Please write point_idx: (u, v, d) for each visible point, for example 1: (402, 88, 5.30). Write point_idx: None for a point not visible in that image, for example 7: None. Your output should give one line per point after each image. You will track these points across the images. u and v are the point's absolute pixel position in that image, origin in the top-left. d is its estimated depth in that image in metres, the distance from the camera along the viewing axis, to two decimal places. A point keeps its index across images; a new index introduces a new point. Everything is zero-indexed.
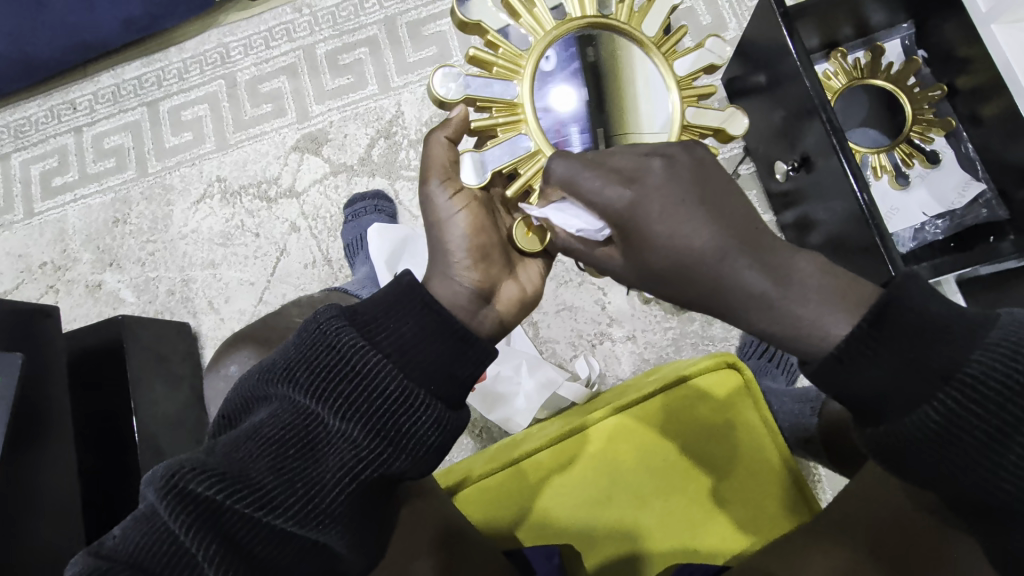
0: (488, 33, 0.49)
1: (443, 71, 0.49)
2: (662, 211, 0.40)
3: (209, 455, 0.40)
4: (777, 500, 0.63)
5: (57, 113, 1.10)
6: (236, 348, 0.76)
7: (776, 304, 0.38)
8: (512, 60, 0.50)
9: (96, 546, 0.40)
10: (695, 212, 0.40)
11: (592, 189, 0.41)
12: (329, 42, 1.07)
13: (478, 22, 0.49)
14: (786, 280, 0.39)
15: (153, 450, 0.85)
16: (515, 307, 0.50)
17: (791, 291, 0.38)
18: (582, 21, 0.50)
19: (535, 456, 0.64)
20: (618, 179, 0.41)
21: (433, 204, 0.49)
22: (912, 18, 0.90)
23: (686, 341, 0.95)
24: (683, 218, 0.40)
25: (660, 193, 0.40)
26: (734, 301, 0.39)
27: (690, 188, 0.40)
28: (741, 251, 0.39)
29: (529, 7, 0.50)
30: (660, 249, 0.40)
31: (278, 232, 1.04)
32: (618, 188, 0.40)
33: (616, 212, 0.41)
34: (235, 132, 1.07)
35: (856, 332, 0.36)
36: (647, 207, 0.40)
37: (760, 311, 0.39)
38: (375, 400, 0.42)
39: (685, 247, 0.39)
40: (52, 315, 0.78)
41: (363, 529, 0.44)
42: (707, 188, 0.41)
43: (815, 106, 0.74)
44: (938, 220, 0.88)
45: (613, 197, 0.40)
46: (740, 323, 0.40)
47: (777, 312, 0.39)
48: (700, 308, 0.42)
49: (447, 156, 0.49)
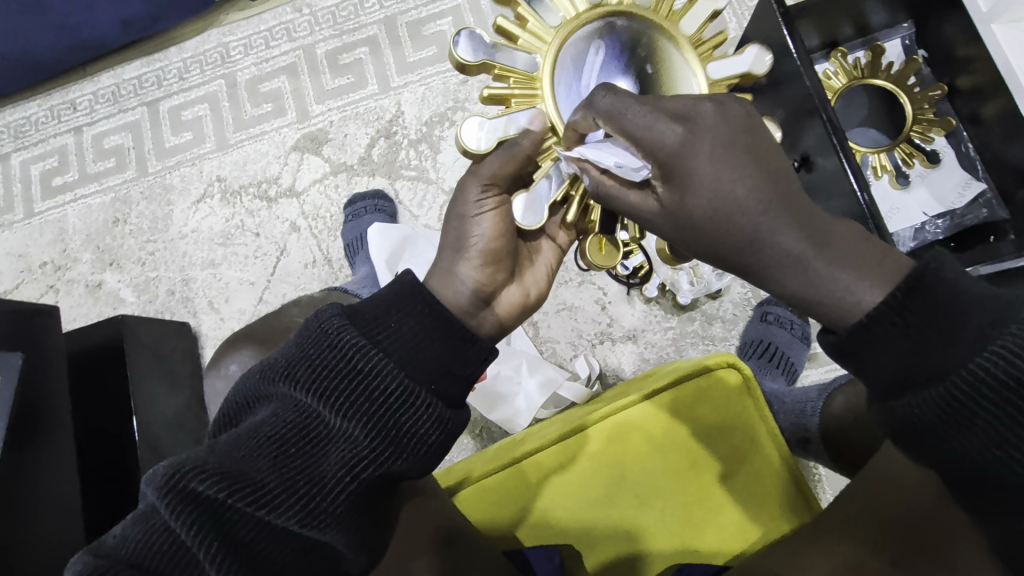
0: (494, 70, 0.48)
1: (471, 121, 0.48)
2: (713, 151, 0.37)
3: (210, 454, 0.40)
4: (777, 500, 0.63)
5: (57, 113, 1.10)
6: (236, 347, 0.76)
7: (814, 264, 0.37)
8: (526, 86, 0.48)
9: (96, 545, 0.39)
10: (742, 161, 0.37)
11: (642, 121, 0.38)
12: (329, 42, 1.07)
13: (483, 63, 0.47)
14: (826, 242, 0.37)
15: (153, 450, 0.85)
16: (515, 312, 0.51)
17: (828, 252, 0.37)
18: (579, 20, 0.48)
19: (536, 455, 0.64)
20: (668, 115, 0.38)
21: (462, 198, 0.48)
22: (912, 18, 0.90)
23: (686, 341, 0.95)
24: (732, 165, 0.37)
25: (711, 134, 0.37)
26: (766, 262, 0.38)
27: (740, 134, 0.38)
28: (782, 209, 0.37)
29: (523, 25, 0.48)
30: (705, 192, 0.38)
31: (278, 232, 1.04)
32: (669, 123, 0.38)
33: (666, 148, 0.38)
34: (235, 132, 1.07)
35: (890, 302, 0.35)
36: (698, 145, 0.37)
37: (794, 272, 0.37)
38: (377, 398, 0.42)
39: (729, 195, 0.37)
40: (52, 315, 0.78)
41: (363, 529, 0.44)
42: (756, 138, 0.38)
43: (815, 106, 0.74)
44: (938, 220, 0.88)
45: (665, 131, 0.37)
46: (770, 284, 0.38)
47: (814, 273, 0.37)
48: (730, 264, 0.39)
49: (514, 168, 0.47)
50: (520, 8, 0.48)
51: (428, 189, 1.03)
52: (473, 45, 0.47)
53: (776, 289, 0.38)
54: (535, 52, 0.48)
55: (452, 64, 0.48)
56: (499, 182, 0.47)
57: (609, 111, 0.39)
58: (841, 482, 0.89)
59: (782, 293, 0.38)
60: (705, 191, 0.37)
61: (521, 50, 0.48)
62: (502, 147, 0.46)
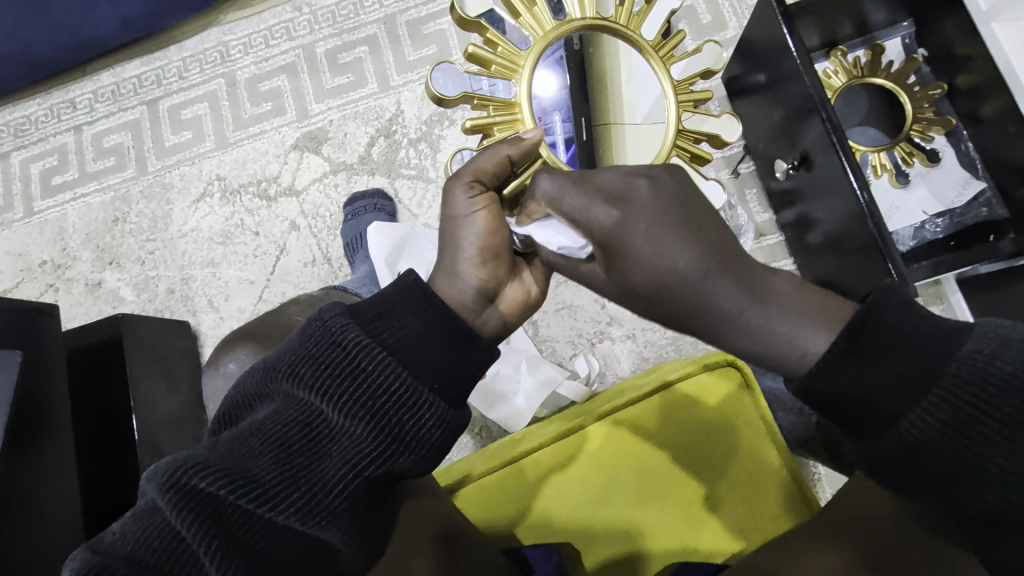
0: (473, 100, 0.51)
1: (461, 154, 0.54)
2: (648, 232, 0.41)
3: (211, 451, 0.40)
4: (775, 498, 0.63)
5: (57, 111, 1.10)
6: (236, 344, 0.76)
7: (754, 321, 0.39)
8: (506, 112, 0.51)
9: (94, 542, 0.39)
10: (678, 236, 0.41)
11: (578, 205, 0.42)
12: (328, 40, 1.07)
13: (461, 95, 0.51)
14: (765, 299, 0.40)
15: (153, 449, 0.85)
16: (519, 308, 0.50)
17: (768, 308, 0.39)
18: (546, 39, 0.51)
19: (535, 455, 0.64)
20: (604, 199, 0.42)
21: (451, 198, 0.47)
22: (912, 18, 0.90)
23: (685, 340, 0.95)
24: (668, 242, 0.40)
25: (646, 213, 0.41)
26: (713, 326, 0.40)
27: (671, 212, 0.41)
28: (720, 273, 0.40)
29: (494, 50, 0.51)
30: (642, 270, 0.41)
31: (278, 231, 1.04)
32: (604, 207, 0.41)
33: (603, 230, 0.42)
34: (235, 131, 1.07)
35: (834, 351, 0.37)
36: (634, 227, 0.41)
37: (737, 330, 0.40)
38: (380, 397, 0.42)
39: (669, 269, 0.40)
40: (51, 314, 0.78)
41: (362, 527, 0.44)
42: (689, 212, 0.42)
43: (815, 104, 0.74)
44: (937, 219, 0.87)
45: (600, 215, 0.41)
46: (723, 344, 0.41)
47: (757, 328, 0.39)
48: (679, 326, 0.42)
49: (496, 167, 0.48)
50: (490, 32, 0.51)
51: (427, 188, 1.04)
52: (455, 83, 0.52)
53: (732, 346, 0.41)
54: (509, 77, 0.52)
55: (431, 98, 0.52)
56: (485, 178, 0.48)
57: (549, 194, 0.43)
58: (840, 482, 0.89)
59: (739, 351, 0.41)
60: (645, 268, 0.41)
61: (495, 76, 0.52)
62: (486, 148, 0.48)
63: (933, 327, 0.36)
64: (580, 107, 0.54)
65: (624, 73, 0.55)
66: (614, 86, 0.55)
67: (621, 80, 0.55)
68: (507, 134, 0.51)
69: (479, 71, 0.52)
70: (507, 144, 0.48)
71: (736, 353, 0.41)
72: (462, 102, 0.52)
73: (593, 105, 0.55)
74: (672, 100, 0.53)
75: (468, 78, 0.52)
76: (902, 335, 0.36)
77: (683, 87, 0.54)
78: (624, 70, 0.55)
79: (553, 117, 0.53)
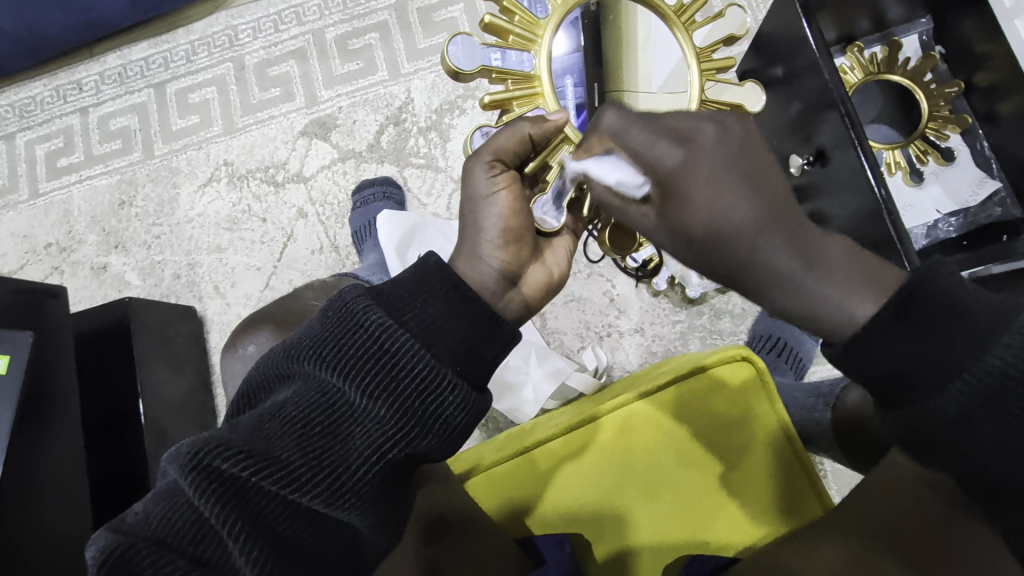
0: (492, 74, 0.51)
1: (481, 131, 0.54)
2: (710, 176, 0.39)
3: (234, 432, 0.40)
4: (788, 490, 0.63)
5: (63, 93, 1.09)
6: (253, 328, 0.75)
7: (801, 283, 0.39)
8: (525, 86, 0.51)
9: (116, 522, 0.39)
10: (739, 183, 0.40)
11: (642, 142, 0.40)
12: (339, 26, 1.06)
13: (479, 69, 0.50)
14: (815, 261, 0.39)
15: (159, 434, 0.85)
16: (541, 292, 0.50)
17: (817, 271, 0.39)
18: (564, 8, 0.51)
19: (547, 444, 0.64)
20: (669, 138, 0.40)
21: (473, 179, 0.47)
22: (930, 13, 0.89)
23: (693, 334, 0.95)
24: (728, 188, 0.39)
25: (710, 155, 0.40)
26: (759, 280, 0.40)
27: (736, 159, 0.40)
28: (775, 229, 0.39)
29: (511, 21, 0.51)
30: (701, 214, 0.40)
31: (285, 218, 1.03)
32: (669, 146, 0.40)
33: (665, 168, 0.40)
34: (244, 116, 1.06)
35: (878, 319, 0.37)
36: (696, 169, 0.40)
37: (783, 289, 0.39)
38: (404, 377, 0.41)
39: (725, 215, 0.39)
40: (59, 296, 0.78)
41: (386, 510, 0.43)
42: (753, 159, 0.41)
43: (834, 98, 0.73)
44: (951, 218, 0.87)
45: (665, 153, 0.40)
46: (763, 300, 0.41)
47: (802, 291, 0.39)
48: (723, 279, 0.42)
49: (517, 146, 0.47)
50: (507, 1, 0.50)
51: (437, 177, 1.03)
52: (471, 56, 0.51)
53: (774, 305, 0.41)
54: (528, 48, 0.51)
55: (448, 72, 0.51)
56: (506, 158, 0.48)
57: (615, 128, 0.42)
58: (846, 479, 0.89)
59: (785, 312, 0.40)
60: (702, 212, 0.40)
61: (514, 47, 0.51)
62: (507, 126, 0.48)
63: (978, 311, 0.36)
64: (592, 72, 0.53)
65: (641, 37, 0.54)
66: (628, 53, 0.54)
67: (637, 43, 0.54)
68: (527, 109, 0.51)
69: (497, 43, 0.51)
70: (527, 121, 0.47)
71: (779, 313, 0.41)
72: (480, 76, 0.51)
73: (608, 71, 0.53)
74: (697, 73, 0.52)
75: (485, 51, 0.51)
76: (945, 314, 0.36)
77: (705, 55, 0.54)
78: (641, 33, 0.54)
79: (564, 83, 0.52)
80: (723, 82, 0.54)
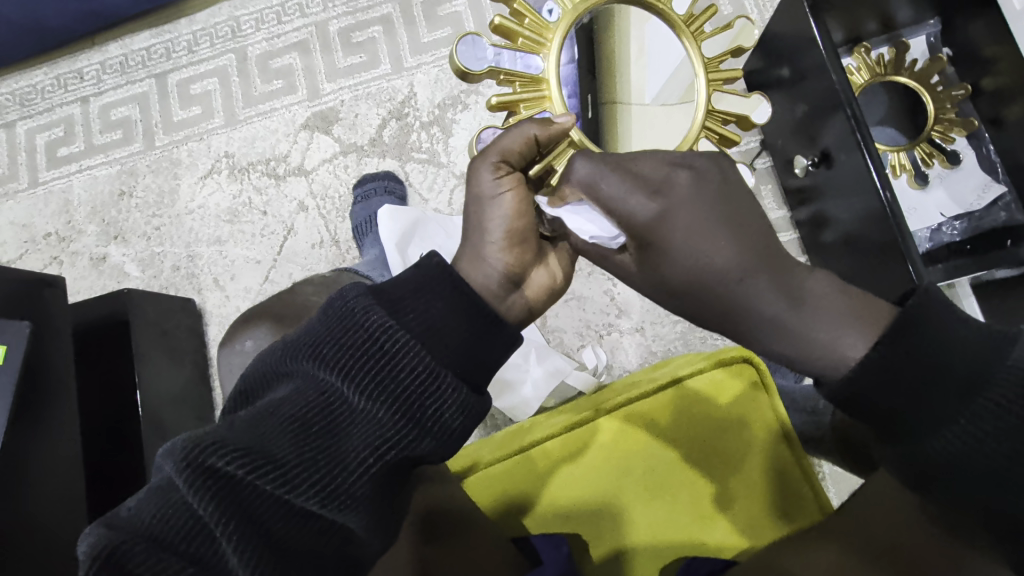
0: (500, 75, 0.50)
1: (487, 132, 0.52)
2: (686, 229, 0.42)
3: (230, 429, 0.40)
4: (787, 496, 0.62)
5: (63, 81, 1.08)
6: (251, 323, 0.75)
7: (787, 324, 0.41)
8: (533, 89, 0.50)
9: (110, 517, 0.38)
10: (719, 228, 0.42)
11: (617, 193, 0.43)
12: (342, 18, 1.05)
13: (488, 70, 0.49)
14: (800, 301, 0.41)
15: (156, 426, 0.85)
16: (544, 294, 0.49)
17: (802, 312, 0.40)
18: (578, 11, 0.50)
19: (546, 445, 0.63)
20: (642, 191, 0.43)
21: (478, 179, 0.47)
22: (939, 16, 0.89)
23: (694, 335, 0.94)
24: (707, 237, 0.42)
25: (683, 206, 0.42)
26: (746, 324, 0.42)
27: (714, 205, 0.43)
28: (760, 271, 0.41)
29: (520, 22, 0.50)
30: (682, 264, 0.43)
31: (286, 211, 1.03)
32: (642, 198, 0.43)
33: (639, 221, 0.43)
34: (245, 108, 1.05)
35: (871, 356, 0.38)
36: (672, 219, 0.42)
37: (774, 334, 0.41)
38: (403, 378, 0.41)
39: (707, 263, 0.42)
40: (56, 286, 0.77)
41: (382, 512, 0.43)
42: (731, 205, 0.43)
43: (840, 101, 0.72)
44: (956, 221, 0.86)
45: (637, 207, 0.43)
46: (758, 344, 0.43)
47: (792, 333, 0.40)
48: (716, 325, 0.44)
49: (523, 148, 0.47)
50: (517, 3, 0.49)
51: (439, 172, 1.02)
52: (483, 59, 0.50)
53: (764, 347, 0.42)
54: (536, 50, 0.50)
55: (455, 73, 0.50)
56: (511, 159, 0.47)
57: (585, 179, 0.44)
58: (844, 482, 0.89)
59: (776, 355, 0.42)
60: (682, 261, 0.42)
61: (522, 50, 0.50)
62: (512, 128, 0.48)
63: (971, 338, 0.37)
64: (587, 82, 0.53)
65: (634, 49, 0.55)
66: (621, 66, 0.55)
67: (631, 55, 0.55)
68: (535, 112, 0.50)
69: (505, 45, 0.50)
70: (532, 124, 0.47)
71: (774, 357, 0.43)
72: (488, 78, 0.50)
73: (601, 81, 0.54)
74: (704, 81, 0.52)
75: (493, 53, 0.50)
76: (942, 342, 0.37)
77: (714, 65, 0.54)
78: (635, 46, 0.55)
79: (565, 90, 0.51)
80: (729, 91, 0.55)
